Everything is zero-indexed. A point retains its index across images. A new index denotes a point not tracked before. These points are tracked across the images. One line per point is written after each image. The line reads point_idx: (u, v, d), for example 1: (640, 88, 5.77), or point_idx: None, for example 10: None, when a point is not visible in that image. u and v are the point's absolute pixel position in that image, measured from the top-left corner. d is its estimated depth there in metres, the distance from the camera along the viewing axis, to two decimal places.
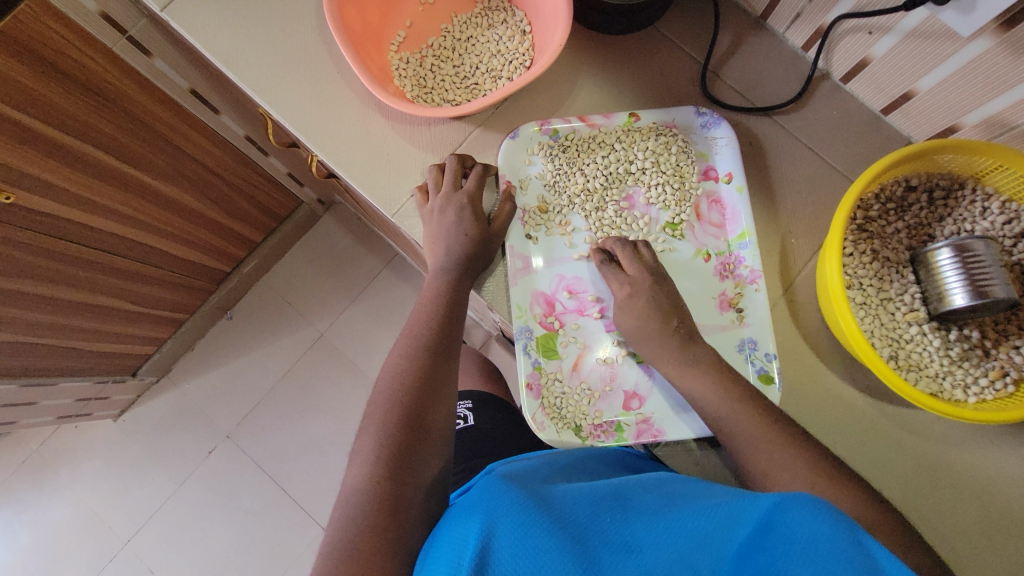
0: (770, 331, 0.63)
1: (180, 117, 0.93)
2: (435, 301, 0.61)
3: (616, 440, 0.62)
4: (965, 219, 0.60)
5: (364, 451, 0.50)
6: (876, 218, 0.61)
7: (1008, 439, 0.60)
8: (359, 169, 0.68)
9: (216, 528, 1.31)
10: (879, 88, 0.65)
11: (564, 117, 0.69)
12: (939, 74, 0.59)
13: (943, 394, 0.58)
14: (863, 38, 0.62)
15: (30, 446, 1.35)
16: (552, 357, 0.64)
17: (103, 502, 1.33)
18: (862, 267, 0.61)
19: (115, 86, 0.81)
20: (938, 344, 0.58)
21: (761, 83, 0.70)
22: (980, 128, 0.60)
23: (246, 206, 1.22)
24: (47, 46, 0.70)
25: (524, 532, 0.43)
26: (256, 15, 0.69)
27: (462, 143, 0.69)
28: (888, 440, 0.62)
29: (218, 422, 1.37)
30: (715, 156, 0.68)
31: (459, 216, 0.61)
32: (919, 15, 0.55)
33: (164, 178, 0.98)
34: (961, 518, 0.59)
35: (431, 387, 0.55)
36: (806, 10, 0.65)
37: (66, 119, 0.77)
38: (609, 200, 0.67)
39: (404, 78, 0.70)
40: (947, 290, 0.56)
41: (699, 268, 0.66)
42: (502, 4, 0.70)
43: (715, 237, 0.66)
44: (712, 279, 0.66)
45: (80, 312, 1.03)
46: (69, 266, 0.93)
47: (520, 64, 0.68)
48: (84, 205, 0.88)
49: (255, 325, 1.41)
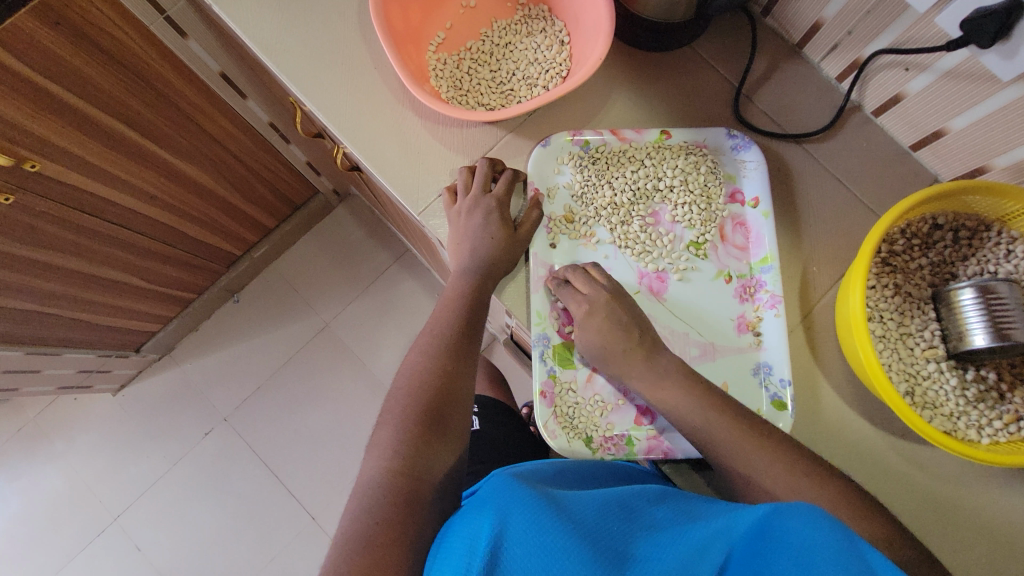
0: (788, 357, 0.63)
1: (207, 98, 0.94)
2: (457, 302, 0.61)
3: (626, 454, 0.63)
4: (989, 260, 0.60)
5: (382, 445, 0.51)
6: (901, 253, 0.62)
7: (1014, 482, 0.60)
8: (389, 165, 0.68)
9: (206, 510, 1.31)
10: (910, 124, 0.66)
11: (596, 129, 0.70)
12: (974, 115, 0.59)
13: (956, 433, 0.58)
14: (899, 74, 0.63)
15: (27, 414, 1.35)
16: (567, 366, 0.64)
17: (95, 476, 1.33)
18: (884, 300, 0.61)
19: (149, 65, 0.81)
20: (954, 383, 0.58)
21: (793, 111, 0.70)
22: (1009, 171, 0.61)
23: (263, 191, 1.23)
24: (88, 20, 0.70)
25: (536, 532, 0.42)
26: (298, 5, 0.69)
27: (493, 148, 0.70)
28: (897, 475, 0.62)
29: (217, 404, 1.37)
30: (742, 179, 0.68)
31: (487, 219, 0.62)
32: (959, 56, 0.56)
33: (186, 157, 0.98)
34: (966, 557, 0.59)
35: (450, 387, 0.55)
36: (844, 42, 0.65)
37: (97, 92, 0.77)
38: (635, 214, 0.67)
39: (440, 79, 0.70)
40: (967, 330, 0.56)
41: (720, 289, 0.66)
42: (542, 13, 0.71)
43: (737, 260, 0.67)
44: (732, 301, 0.66)
45: (91, 284, 1.03)
46: (86, 238, 0.93)
47: (557, 74, 0.69)
48: (106, 178, 0.88)
49: (263, 310, 1.42)
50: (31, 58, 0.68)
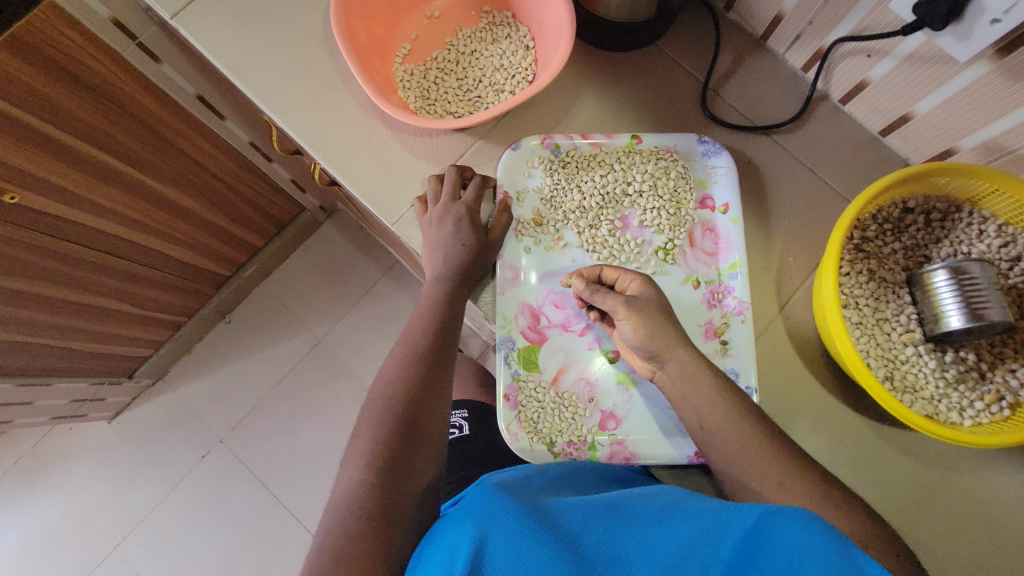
0: (754, 364, 0.63)
1: (185, 120, 0.94)
2: (431, 309, 0.61)
3: (588, 458, 0.63)
4: (962, 241, 0.60)
5: (356, 457, 0.50)
6: (874, 239, 0.62)
7: (1003, 462, 0.60)
8: (360, 177, 0.69)
9: (206, 534, 1.30)
10: (877, 110, 0.66)
11: (567, 133, 0.70)
12: (937, 97, 0.59)
13: (939, 416, 0.58)
14: (861, 61, 0.63)
15: (23, 446, 1.35)
16: (532, 369, 0.65)
17: (94, 505, 1.32)
18: (858, 286, 0.61)
19: (123, 90, 0.81)
20: (933, 366, 0.58)
21: (761, 103, 0.70)
22: (977, 151, 0.61)
23: (248, 210, 1.22)
24: (57, 49, 0.70)
25: (519, 543, 0.41)
26: (264, 24, 0.70)
27: (463, 155, 0.70)
28: (883, 461, 0.61)
29: (212, 426, 1.36)
30: (713, 184, 0.68)
31: (457, 226, 0.62)
32: (917, 40, 0.56)
33: (167, 180, 0.98)
34: (956, 541, 0.59)
35: (426, 395, 0.54)
36: (806, 32, 0.66)
37: (74, 121, 0.77)
38: (604, 218, 0.68)
39: (408, 90, 0.71)
40: (943, 312, 0.56)
41: (688, 295, 0.66)
42: (506, 20, 0.71)
43: (706, 265, 0.67)
44: (700, 307, 0.66)
45: (76, 313, 1.02)
46: (70, 267, 0.93)
47: (523, 79, 0.69)
48: (88, 206, 0.88)
49: (253, 329, 1.41)
50: (4, 91, 0.68)
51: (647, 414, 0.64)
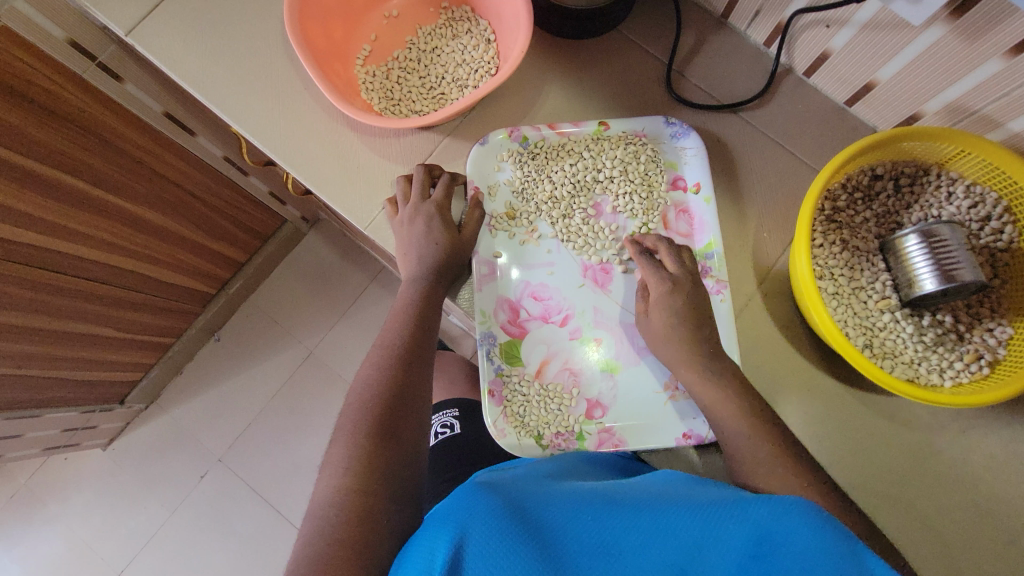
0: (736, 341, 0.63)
1: (153, 138, 0.93)
2: (407, 310, 0.60)
3: (577, 448, 0.63)
4: (932, 205, 0.61)
5: (333, 464, 0.49)
6: (845, 208, 0.62)
7: (989, 422, 0.60)
8: (330, 182, 0.68)
9: (210, 555, 1.29)
10: (841, 79, 0.66)
11: (534, 124, 0.69)
12: (898, 63, 0.59)
13: (920, 379, 0.58)
14: (821, 32, 0.63)
15: (18, 479, 1.34)
16: (515, 363, 0.64)
17: (95, 534, 1.31)
18: (832, 257, 0.61)
19: (85, 112, 0.80)
20: (911, 331, 0.58)
21: (726, 82, 0.70)
22: (941, 114, 0.61)
23: (227, 225, 1.21)
24: (14, 75, 0.69)
25: (501, 545, 0.41)
26: (220, 35, 0.69)
27: (431, 153, 0.69)
28: (869, 431, 0.62)
29: (208, 446, 1.35)
30: (684, 165, 0.68)
31: (428, 225, 0.62)
32: (872, 7, 0.56)
33: (140, 201, 0.97)
34: (947, 504, 0.59)
35: (404, 396, 0.54)
36: (764, 7, 0.66)
37: (39, 147, 0.76)
38: (577, 207, 0.67)
39: (371, 92, 0.70)
40: (916, 275, 0.56)
41: None
42: (465, 15, 0.71)
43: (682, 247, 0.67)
44: None
45: (59, 342, 1.01)
46: (48, 295, 0.92)
47: (486, 72, 0.69)
48: (61, 233, 0.87)
49: (243, 344, 1.40)
50: None
51: (633, 400, 0.64)
